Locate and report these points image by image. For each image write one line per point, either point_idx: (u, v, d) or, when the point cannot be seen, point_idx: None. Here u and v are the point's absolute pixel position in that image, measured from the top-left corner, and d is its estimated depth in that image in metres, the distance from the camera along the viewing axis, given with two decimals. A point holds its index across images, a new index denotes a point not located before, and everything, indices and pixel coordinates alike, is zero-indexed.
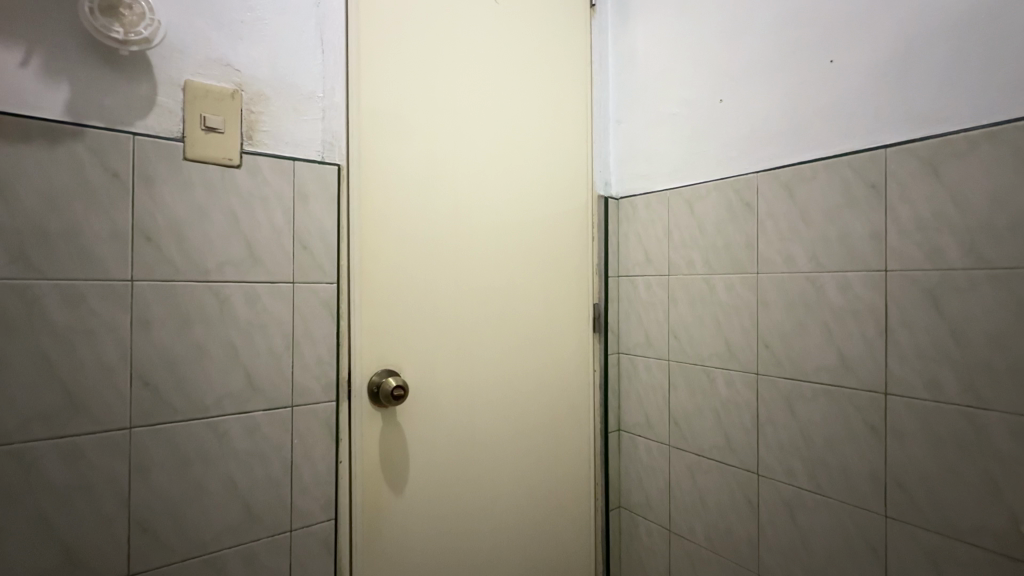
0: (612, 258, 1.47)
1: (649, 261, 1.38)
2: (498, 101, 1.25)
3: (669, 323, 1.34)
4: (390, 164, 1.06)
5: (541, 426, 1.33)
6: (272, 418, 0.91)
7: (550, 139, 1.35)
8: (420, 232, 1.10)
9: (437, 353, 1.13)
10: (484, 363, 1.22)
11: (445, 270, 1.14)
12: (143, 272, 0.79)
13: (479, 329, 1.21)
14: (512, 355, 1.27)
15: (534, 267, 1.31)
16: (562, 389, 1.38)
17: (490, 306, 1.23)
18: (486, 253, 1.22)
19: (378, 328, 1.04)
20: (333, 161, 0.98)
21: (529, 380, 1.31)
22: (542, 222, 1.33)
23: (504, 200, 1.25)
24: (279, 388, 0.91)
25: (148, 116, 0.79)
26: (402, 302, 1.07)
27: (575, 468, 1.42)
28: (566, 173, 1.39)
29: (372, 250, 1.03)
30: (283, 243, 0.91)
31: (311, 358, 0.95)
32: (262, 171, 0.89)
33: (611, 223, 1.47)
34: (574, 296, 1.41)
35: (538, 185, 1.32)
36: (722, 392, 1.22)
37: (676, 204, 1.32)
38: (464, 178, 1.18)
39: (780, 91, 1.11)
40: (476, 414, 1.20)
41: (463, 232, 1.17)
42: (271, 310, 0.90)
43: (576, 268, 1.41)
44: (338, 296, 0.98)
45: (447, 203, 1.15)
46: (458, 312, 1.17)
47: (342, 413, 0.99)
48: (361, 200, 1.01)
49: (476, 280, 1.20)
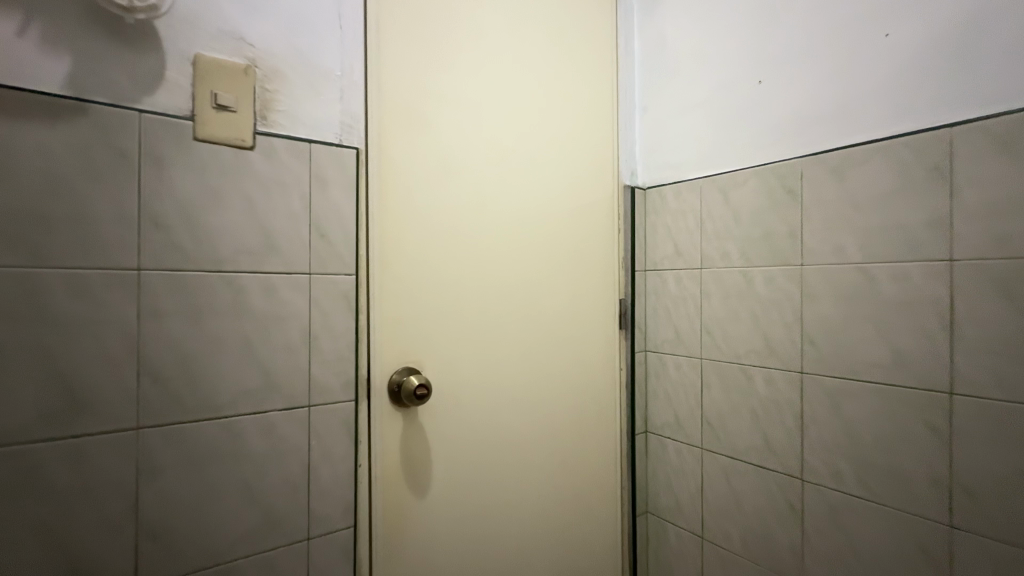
0: (639, 250, 1.40)
1: (681, 254, 1.31)
2: (520, 86, 1.18)
3: (703, 320, 1.27)
4: (411, 147, 0.99)
5: (565, 428, 1.27)
6: (289, 418, 0.84)
7: (575, 124, 1.28)
8: (442, 220, 1.04)
9: (459, 352, 1.07)
10: (507, 360, 1.15)
11: (467, 265, 1.08)
12: (151, 259, 0.72)
13: (503, 323, 1.14)
14: (537, 350, 1.21)
15: (558, 258, 1.24)
16: (588, 388, 1.32)
17: (514, 300, 1.16)
18: (510, 243, 1.15)
19: (398, 322, 0.98)
20: (353, 144, 0.91)
21: (556, 378, 1.24)
22: (568, 211, 1.26)
23: (528, 189, 1.19)
24: (296, 386, 0.85)
25: (156, 92, 0.73)
26: (423, 297, 1.01)
27: (601, 470, 1.35)
28: (593, 161, 1.32)
29: (393, 239, 0.97)
30: (300, 231, 0.85)
31: (330, 355, 0.88)
32: (278, 153, 0.83)
33: (639, 215, 1.40)
34: (601, 289, 1.34)
35: (564, 172, 1.26)
36: (761, 391, 1.15)
37: (709, 194, 1.25)
38: (487, 165, 1.11)
39: (826, 69, 1.04)
40: (500, 414, 1.14)
41: (487, 222, 1.11)
42: (289, 302, 0.84)
43: (603, 261, 1.34)
44: (358, 288, 0.92)
45: (471, 190, 1.08)
46: (481, 306, 1.10)
47: (363, 413, 0.93)
48: (381, 186, 0.95)
49: (499, 272, 1.13)
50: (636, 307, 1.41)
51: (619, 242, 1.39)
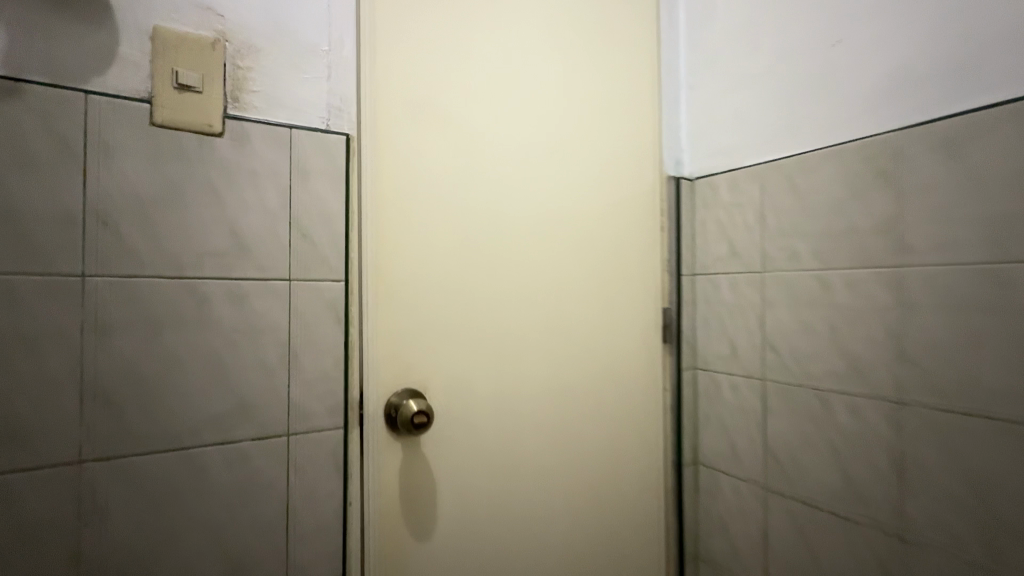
0: (685, 252, 1.21)
1: (738, 255, 1.11)
2: (542, 65, 1.02)
3: (765, 334, 1.05)
4: (412, 135, 0.86)
5: (598, 459, 1.09)
6: (264, 450, 0.72)
7: (609, 107, 1.11)
8: (450, 219, 0.89)
9: (471, 374, 0.92)
10: (528, 381, 0.99)
11: (480, 273, 0.93)
12: (98, 264, 0.62)
13: (523, 338, 0.98)
14: (564, 369, 1.04)
15: (588, 262, 1.07)
16: (625, 413, 1.13)
17: (536, 311, 1.00)
18: (531, 245, 0.99)
19: (397, 336, 0.84)
20: (342, 130, 0.79)
21: (586, 402, 1.07)
22: (600, 207, 1.09)
23: (552, 182, 1.02)
24: (273, 412, 0.72)
25: (108, 70, 0.63)
26: (427, 309, 0.87)
27: (641, 508, 1.16)
28: (629, 150, 1.14)
29: (390, 241, 0.83)
30: (278, 230, 0.73)
31: (314, 375, 0.75)
32: (252, 141, 0.71)
33: (684, 211, 1.21)
34: (640, 298, 1.15)
35: (595, 162, 1.09)
36: (843, 424, 0.92)
37: (772, 182, 1.04)
38: (503, 155, 0.96)
39: (930, 16, 0.80)
40: (520, 443, 0.98)
41: (504, 220, 0.96)
42: (264, 313, 0.72)
43: (642, 264, 1.16)
44: (348, 297, 0.79)
45: (483, 184, 0.93)
46: (496, 319, 0.95)
47: (354, 443, 0.79)
48: (376, 179, 0.82)
49: (518, 279, 0.97)
50: (682, 318, 1.21)
51: (661, 243, 1.20)
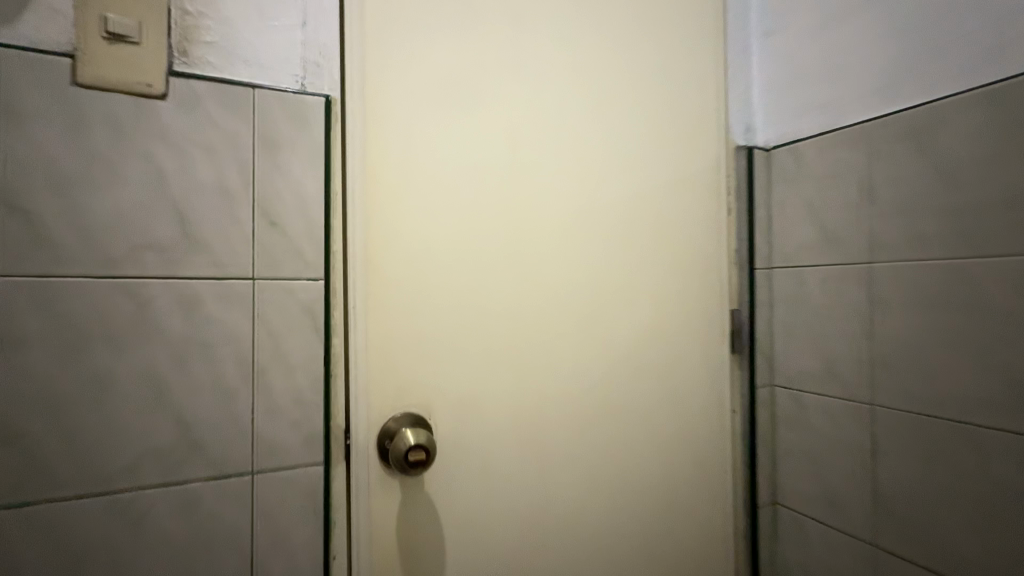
0: (760, 240, 0.97)
1: (832, 243, 0.86)
2: (575, 14, 0.83)
3: (873, 345, 0.80)
4: (410, 100, 0.69)
5: (648, 497, 0.88)
6: (222, 492, 0.57)
7: (659, 65, 0.90)
8: (460, 206, 0.72)
9: (487, 394, 0.74)
10: (560, 406, 0.80)
11: (497, 271, 0.75)
12: (6, 260, 0.49)
13: (554, 352, 0.79)
14: (605, 390, 0.84)
15: (635, 256, 0.87)
16: (684, 441, 0.91)
17: (569, 318, 0.81)
18: (563, 237, 0.80)
19: (393, 348, 0.67)
20: (321, 91, 0.63)
21: (634, 428, 0.86)
22: (648, 188, 0.88)
23: (590, 159, 0.83)
24: (232, 444, 0.57)
25: (20, 18, 0.51)
26: (430, 314, 0.70)
27: (704, 557, 0.94)
28: (686, 116, 0.92)
29: (385, 233, 0.67)
30: (238, 216, 0.58)
31: (284, 397, 0.60)
32: (203, 104, 0.57)
33: (758, 190, 0.97)
34: (700, 299, 0.93)
35: (643, 132, 0.88)
36: (998, 472, 0.66)
37: (885, 144, 0.78)
38: (526, 125, 0.78)
39: None
40: (551, 481, 0.79)
41: (528, 206, 0.77)
42: (220, 320, 0.57)
43: (703, 257, 0.94)
44: (330, 300, 0.63)
45: (502, 162, 0.76)
46: (519, 329, 0.77)
47: (338, 480, 0.64)
48: (366, 155, 0.66)
49: (546, 279, 0.79)
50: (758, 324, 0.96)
51: (728, 230, 0.96)
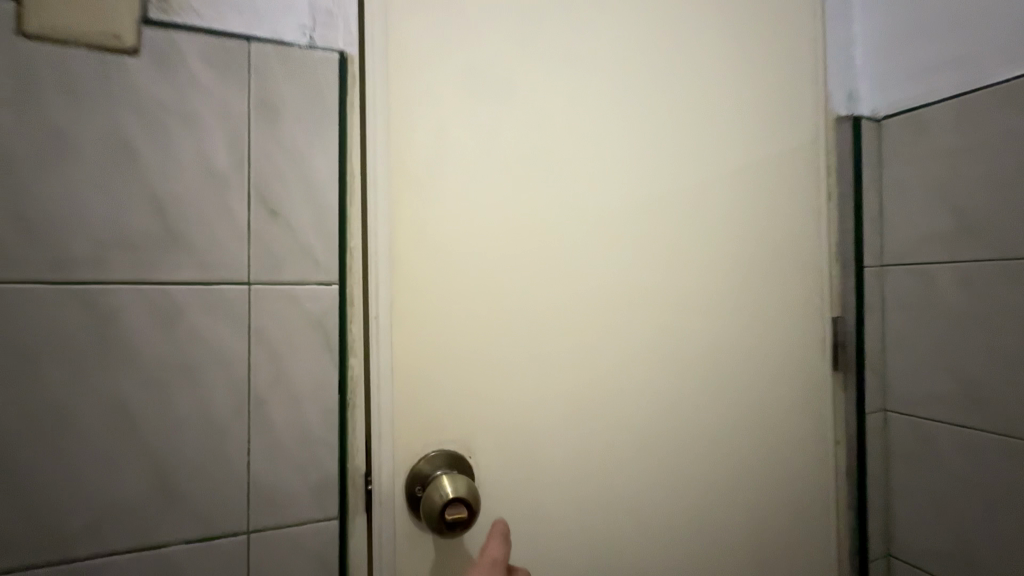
0: (869, 231, 0.78)
1: (975, 234, 0.68)
2: None
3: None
4: (443, 58, 0.55)
5: (735, 550, 0.71)
6: (210, 556, 0.44)
7: (744, 17, 0.73)
8: (503, 193, 0.58)
9: (539, 426, 0.59)
10: (626, 440, 0.64)
11: (548, 271, 0.60)
12: None
13: (619, 373, 0.64)
14: (680, 419, 0.68)
15: (716, 253, 0.70)
16: (778, 480, 0.74)
17: (637, 329, 0.65)
18: (630, 231, 0.65)
19: (425, 369, 0.53)
20: (334, 46, 0.50)
21: (717, 465, 0.70)
22: (733, 169, 0.72)
23: (661, 132, 0.67)
24: (222, 495, 0.45)
25: None
26: (468, 326, 0.55)
27: None
28: (777, 81, 0.75)
29: (412, 225, 0.53)
30: (229, 204, 0.46)
31: (289, 433, 0.47)
32: (184, 59, 0.44)
33: (866, 170, 0.78)
34: (796, 305, 0.76)
35: (725, 99, 0.71)
36: None
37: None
38: (585, 89, 0.62)
39: None
40: (616, 532, 0.64)
41: (586, 193, 0.62)
42: (206, 336, 0.44)
43: (798, 253, 0.76)
44: (345, 309, 0.50)
45: (555, 137, 0.61)
46: (575, 345, 0.61)
47: (356, 537, 0.50)
48: (388, 128, 0.52)
49: (608, 283, 0.63)
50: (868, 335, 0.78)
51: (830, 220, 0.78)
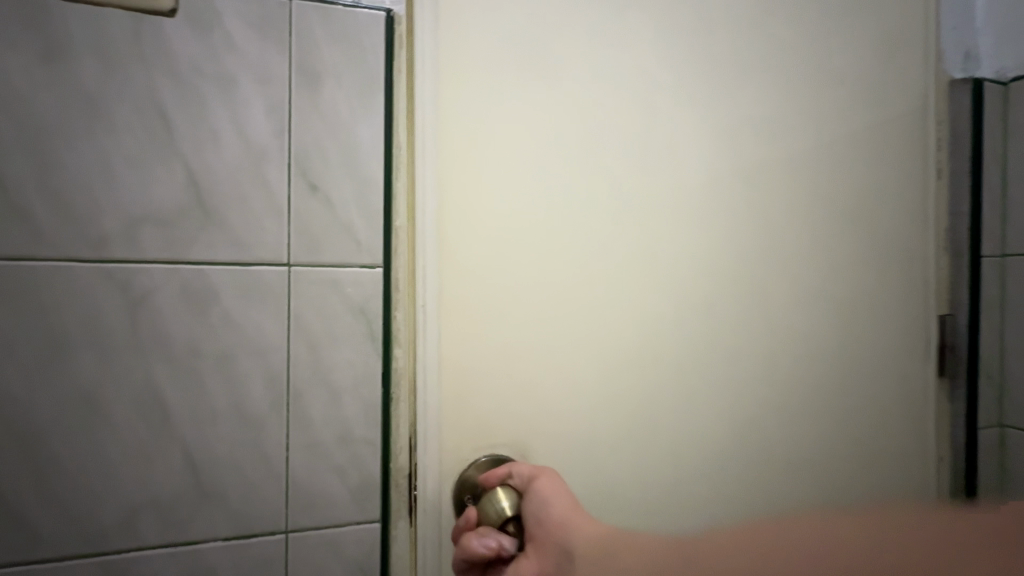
0: (989, 215, 0.67)
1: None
2: None
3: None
4: (500, 16, 0.49)
5: None
6: (246, 556, 0.42)
7: None
8: (565, 169, 0.51)
9: (604, 426, 0.53)
10: (701, 452, 0.57)
11: (615, 254, 0.53)
12: None
13: (693, 372, 0.56)
14: (762, 427, 0.59)
15: (805, 240, 0.61)
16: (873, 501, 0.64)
17: (715, 321, 0.57)
18: (709, 212, 0.57)
19: (475, 360, 0.48)
20: (381, 5, 0.46)
21: (803, 482, 0.61)
22: (826, 142, 0.62)
23: (744, 100, 0.58)
24: (259, 492, 0.42)
25: None
26: (523, 312, 0.50)
27: None
28: (882, 38, 0.65)
29: (464, 204, 0.48)
30: (267, 179, 0.42)
31: (328, 427, 0.44)
32: (222, 21, 0.41)
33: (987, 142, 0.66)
34: (897, 300, 0.65)
35: (821, 61, 0.62)
36: None
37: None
38: (657, 49, 0.55)
39: None
40: None
41: (657, 167, 0.55)
42: (243, 322, 0.41)
43: (901, 241, 0.66)
44: (389, 296, 0.46)
45: (625, 105, 0.54)
46: (645, 343, 0.55)
47: (399, 543, 0.46)
48: (439, 96, 0.47)
49: (683, 272, 0.56)
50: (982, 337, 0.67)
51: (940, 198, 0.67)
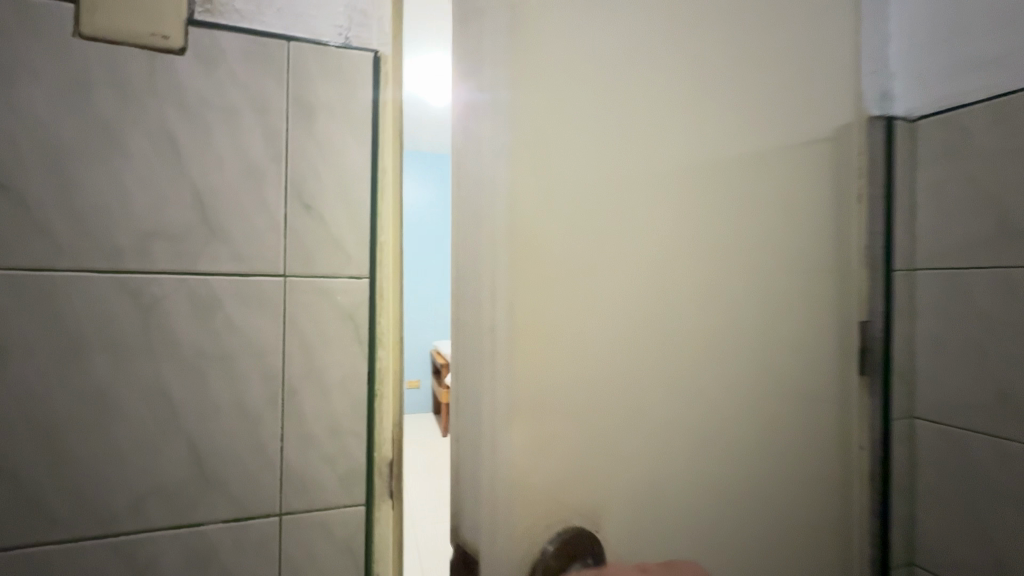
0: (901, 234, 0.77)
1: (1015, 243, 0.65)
2: None
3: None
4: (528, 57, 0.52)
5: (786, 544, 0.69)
6: (243, 536, 0.47)
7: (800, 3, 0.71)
8: (620, 147, 0.57)
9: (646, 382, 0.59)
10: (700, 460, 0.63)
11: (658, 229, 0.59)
12: None
13: (713, 339, 0.64)
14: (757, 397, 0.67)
15: (767, 259, 0.69)
16: (806, 487, 0.73)
17: (730, 296, 0.65)
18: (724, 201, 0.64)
19: (541, 321, 0.52)
20: (369, 46, 0.51)
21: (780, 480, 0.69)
22: (770, 166, 0.70)
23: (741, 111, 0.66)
24: (255, 479, 0.47)
25: None
26: (585, 277, 0.55)
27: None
28: (817, 75, 0.73)
29: (529, 220, 0.52)
30: (266, 199, 0.47)
31: (319, 421, 0.49)
32: (227, 58, 0.46)
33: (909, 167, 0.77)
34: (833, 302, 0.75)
35: (765, 93, 0.69)
36: None
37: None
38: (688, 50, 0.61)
39: None
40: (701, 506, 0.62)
41: (689, 155, 0.61)
42: (243, 327, 0.46)
43: (834, 253, 0.75)
44: (374, 303, 0.51)
45: (667, 94, 0.60)
46: (672, 359, 0.60)
47: (381, 524, 0.52)
48: (509, 72, 0.50)
49: (699, 264, 0.62)
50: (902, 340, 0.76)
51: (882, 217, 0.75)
